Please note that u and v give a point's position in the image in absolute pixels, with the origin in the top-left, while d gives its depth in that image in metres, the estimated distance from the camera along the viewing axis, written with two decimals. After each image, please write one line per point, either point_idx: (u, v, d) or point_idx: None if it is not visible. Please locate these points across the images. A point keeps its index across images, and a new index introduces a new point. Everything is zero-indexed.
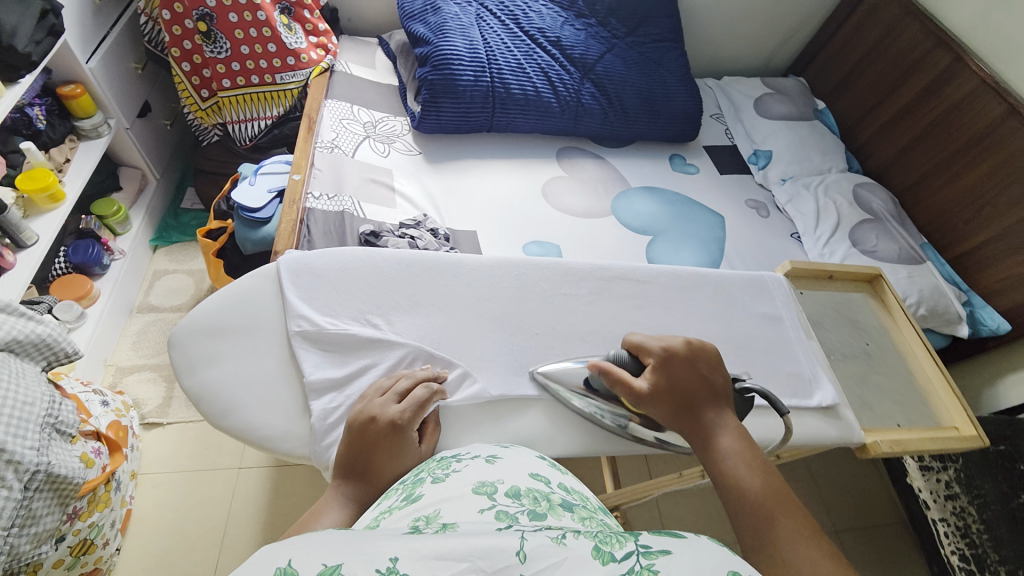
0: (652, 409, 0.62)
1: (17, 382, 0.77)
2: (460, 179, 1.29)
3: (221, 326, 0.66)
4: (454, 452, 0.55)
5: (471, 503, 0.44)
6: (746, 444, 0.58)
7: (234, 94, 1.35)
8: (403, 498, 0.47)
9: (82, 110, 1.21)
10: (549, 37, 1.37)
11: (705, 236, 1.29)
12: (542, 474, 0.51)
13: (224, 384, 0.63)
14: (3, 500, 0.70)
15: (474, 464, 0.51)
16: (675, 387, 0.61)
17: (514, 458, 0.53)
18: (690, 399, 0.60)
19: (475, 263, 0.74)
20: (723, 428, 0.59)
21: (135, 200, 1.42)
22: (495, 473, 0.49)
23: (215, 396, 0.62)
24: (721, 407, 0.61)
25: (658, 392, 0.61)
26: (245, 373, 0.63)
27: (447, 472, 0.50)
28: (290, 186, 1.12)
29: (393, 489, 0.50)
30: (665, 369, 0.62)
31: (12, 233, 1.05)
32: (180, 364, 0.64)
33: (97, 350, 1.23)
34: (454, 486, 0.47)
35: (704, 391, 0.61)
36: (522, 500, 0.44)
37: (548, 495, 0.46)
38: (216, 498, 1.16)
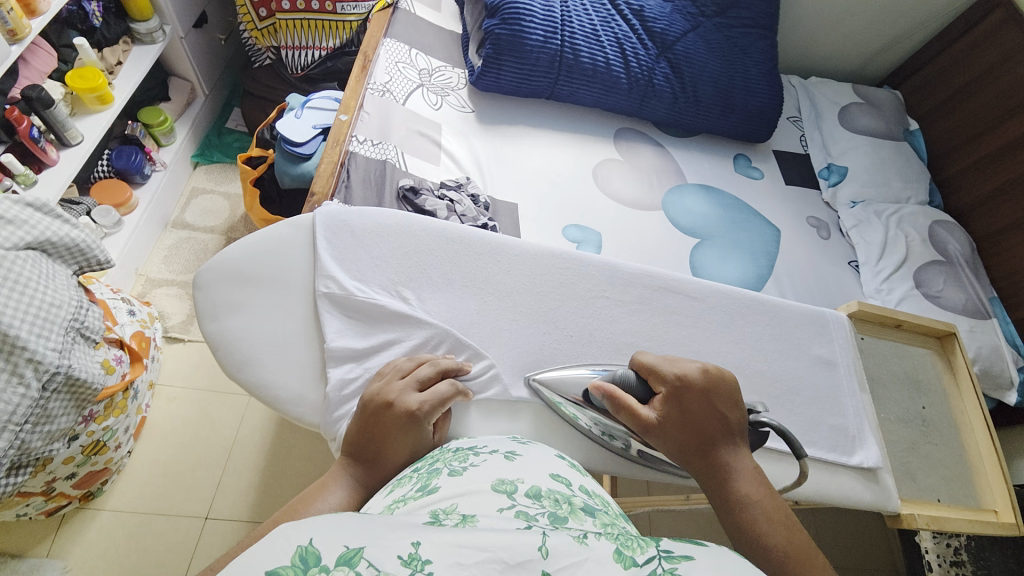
0: (659, 443, 0.57)
1: (46, 284, 0.77)
2: (511, 146, 1.22)
3: (248, 273, 0.63)
4: (471, 444, 0.51)
5: (490, 500, 0.39)
6: (767, 493, 0.54)
7: (292, 18, 1.30)
8: (418, 489, 0.43)
9: (139, 12, 1.18)
10: (631, 5, 1.26)
11: (754, 249, 1.20)
12: (564, 475, 0.45)
13: (245, 336, 0.61)
14: (21, 397, 0.72)
15: (493, 458, 0.46)
16: (687, 421, 0.56)
17: (532, 455, 0.48)
18: (704, 437, 0.56)
19: (516, 247, 0.70)
20: (740, 472, 0.55)
21: (181, 112, 1.40)
22: (515, 470, 0.44)
23: (234, 345, 0.61)
24: (738, 448, 0.56)
25: (667, 426, 0.56)
26: (266, 330, 0.62)
27: (465, 465, 0.45)
28: (336, 125, 1.08)
29: (406, 478, 0.47)
30: (677, 400, 0.57)
31: (58, 129, 1.03)
32: (203, 307, 0.62)
33: (129, 260, 1.25)
34: (472, 480, 0.43)
35: (720, 429, 0.56)
36: (542, 502, 0.40)
37: (569, 497, 0.42)
38: (225, 422, 1.19)
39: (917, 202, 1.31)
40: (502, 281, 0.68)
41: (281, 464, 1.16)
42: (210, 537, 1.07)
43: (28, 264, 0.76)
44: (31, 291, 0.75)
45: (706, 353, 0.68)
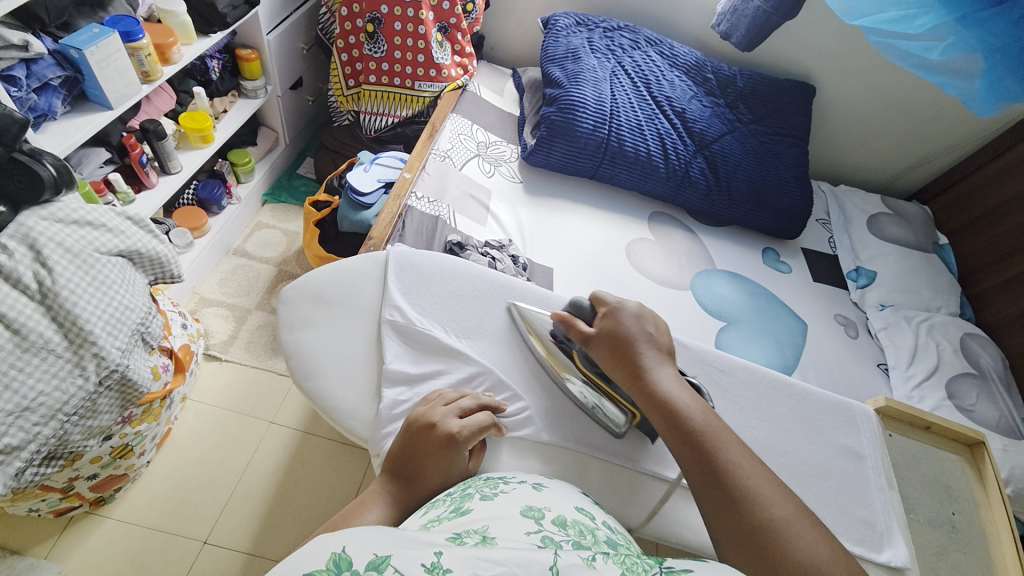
0: (596, 356, 0.64)
1: (126, 288, 0.86)
2: (552, 215, 1.32)
3: (323, 295, 0.70)
4: (503, 475, 0.53)
5: (518, 523, 0.41)
6: (693, 395, 0.59)
7: (375, 90, 1.49)
8: (452, 510, 0.46)
9: (250, 73, 1.37)
10: (674, 107, 1.40)
11: (780, 337, 1.22)
12: (588, 510, 0.48)
13: (313, 348, 0.67)
14: (77, 388, 0.78)
15: (521, 488, 0.49)
16: (620, 338, 0.63)
17: (558, 490, 0.50)
18: (631, 347, 0.62)
19: (557, 303, 0.75)
20: (659, 372, 0.61)
21: (263, 156, 1.57)
22: (543, 500, 0.46)
23: (304, 356, 0.66)
24: (663, 357, 0.63)
25: (604, 340, 0.63)
26: (334, 345, 0.67)
27: (496, 492, 0.48)
28: (400, 181, 1.21)
29: (440, 501, 0.49)
30: (611, 324, 0.65)
31: (162, 159, 1.18)
32: (283, 319, 0.69)
33: (190, 278, 1.35)
34: (503, 505, 0.45)
35: (647, 344, 0.63)
36: (567, 530, 0.42)
37: (593, 530, 0.43)
38: (243, 444, 1.21)
39: (947, 313, 1.33)
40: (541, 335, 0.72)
41: (288, 496, 1.16)
42: (207, 561, 1.06)
43: (116, 269, 0.85)
44: (113, 292, 0.83)
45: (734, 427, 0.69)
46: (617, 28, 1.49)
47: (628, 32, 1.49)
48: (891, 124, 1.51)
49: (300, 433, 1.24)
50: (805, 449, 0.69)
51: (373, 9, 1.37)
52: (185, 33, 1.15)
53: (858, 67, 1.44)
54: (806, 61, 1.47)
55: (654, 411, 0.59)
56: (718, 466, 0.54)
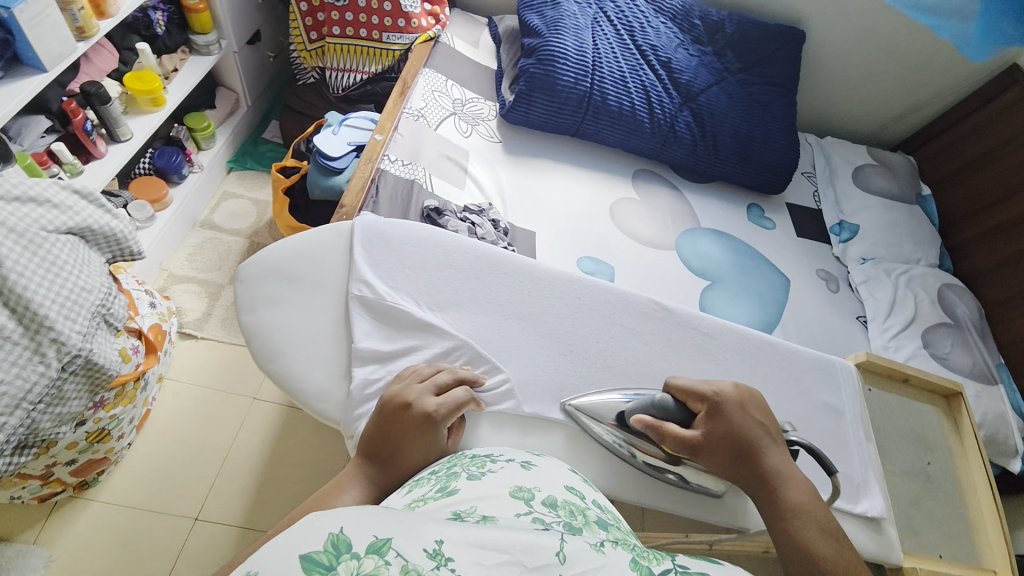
0: (706, 462, 0.59)
1: (82, 268, 0.80)
2: (534, 177, 1.27)
3: (284, 271, 0.66)
4: (488, 451, 0.52)
5: (509, 505, 0.41)
6: (815, 504, 0.56)
7: (340, 43, 1.38)
8: (438, 489, 0.45)
9: (200, 26, 1.26)
10: (659, 56, 1.33)
11: (763, 295, 1.22)
12: (578, 488, 0.47)
13: (276, 328, 0.63)
14: (39, 376, 0.74)
15: (510, 466, 0.48)
16: (732, 441, 0.58)
17: (547, 468, 0.50)
18: (749, 452, 0.58)
19: (538, 269, 0.72)
20: (787, 482, 0.57)
21: (223, 120, 1.47)
22: (532, 479, 0.46)
23: (267, 337, 0.63)
24: (784, 457, 0.59)
25: (715, 446, 0.58)
26: (298, 324, 0.64)
27: (483, 471, 0.47)
28: (370, 144, 1.14)
29: (425, 479, 0.48)
30: (715, 424, 0.59)
31: (110, 125, 1.08)
32: (242, 299, 0.65)
33: (156, 253, 1.29)
34: (491, 485, 0.44)
35: (764, 442, 0.59)
36: (558, 511, 0.41)
37: (584, 510, 0.43)
38: (227, 420, 1.19)
39: (927, 264, 1.34)
40: (521, 303, 0.69)
41: (277, 470, 1.16)
42: (199, 537, 1.06)
43: (67, 248, 0.79)
44: (66, 273, 0.77)
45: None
46: None
47: None
48: (881, 70, 1.47)
49: (285, 408, 1.23)
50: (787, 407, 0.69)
51: None
52: None
53: (850, 9, 1.37)
54: (796, 4, 1.39)
55: (776, 522, 0.56)
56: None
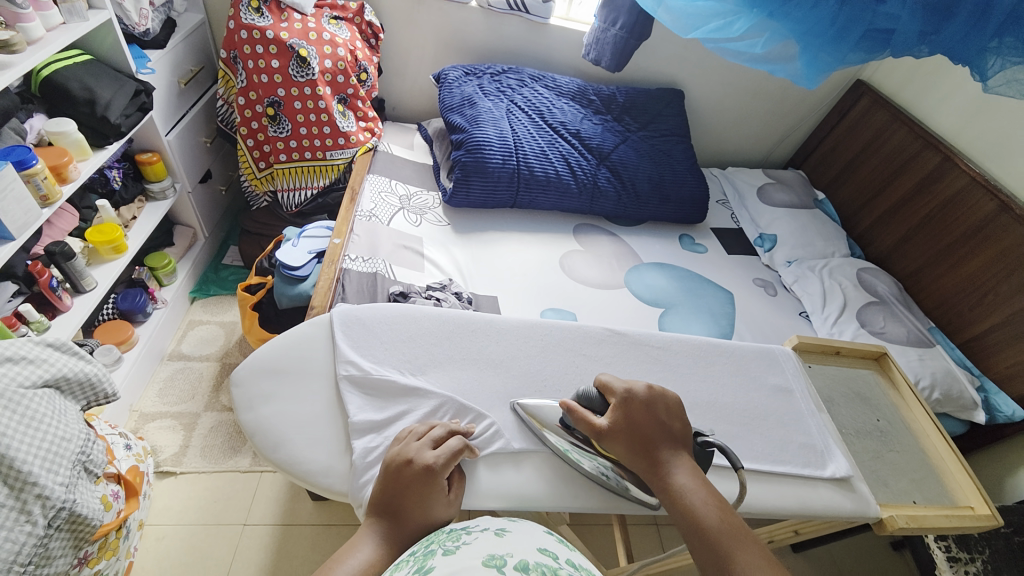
0: (612, 450, 0.63)
1: (59, 419, 0.81)
2: (486, 249, 1.39)
3: (275, 367, 0.71)
4: (464, 524, 0.56)
5: (482, 573, 0.43)
6: (708, 491, 0.59)
7: (288, 167, 1.49)
8: (414, 569, 0.47)
9: (155, 175, 1.35)
10: (569, 130, 1.54)
11: (712, 309, 1.35)
12: (552, 549, 0.50)
13: (276, 419, 0.67)
14: (26, 536, 0.72)
15: (484, 535, 0.52)
16: (634, 430, 0.62)
17: (522, 531, 0.53)
18: (648, 439, 0.62)
19: (501, 323, 0.80)
20: (680, 468, 0.61)
21: (183, 254, 1.53)
22: (505, 546, 0.49)
23: (268, 429, 0.66)
24: (679, 449, 0.63)
25: (618, 434, 0.62)
26: (295, 410, 0.68)
27: (458, 544, 0.50)
28: (330, 248, 1.23)
29: (403, 562, 0.50)
30: (620, 414, 0.64)
31: (75, 278, 1.13)
32: (239, 399, 0.68)
33: (127, 394, 1.28)
34: (466, 558, 0.47)
35: (663, 432, 0.63)
36: (531, 573, 0.44)
37: (557, 570, 0.46)
38: (219, 555, 1.13)
39: (842, 256, 1.52)
40: (494, 356, 0.76)
41: None
42: None
43: (45, 402, 0.80)
44: (46, 427, 0.78)
45: (683, 392, 0.76)
46: (504, 72, 1.62)
47: (514, 73, 1.62)
48: (753, 109, 1.75)
49: (280, 526, 1.19)
50: (744, 399, 0.77)
51: (271, 94, 1.39)
52: (80, 150, 1.10)
53: (713, 69, 1.67)
54: (669, 72, 1.68)
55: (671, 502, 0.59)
56: (719, 551, 0.54)
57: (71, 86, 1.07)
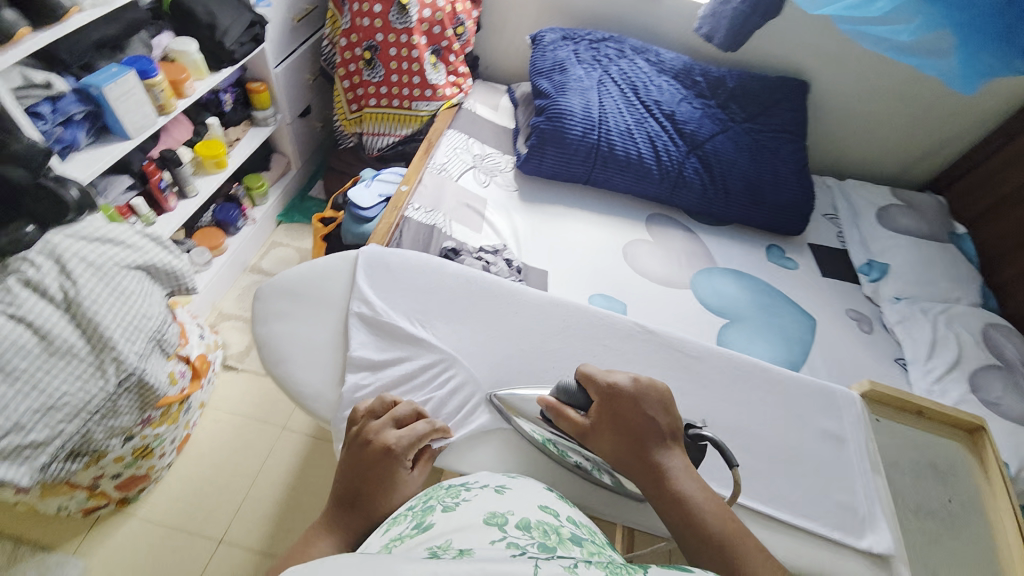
0: (598, 447, 0.61)
1: (144, 298, 0.92)
2: (548, 222, 1.34)
3: (296, 290, 0.76)
4: (463, 482, 0.56)
5: (483, 533, 0.42)
6: (701, 486, 0.58)
7: (376, 112, 1.56)
8: (415, 526, 0.48)
9: (260, 103, 1.47)
10: (664, 110, 1.41)
11: (786, 333, 1.19)
12: (553, 507, 0.50)
13: (284, 338, 0.72)
14: (99, 389, 0.84)
15: (483, 494, 0.51)
16: (620, 427, 0.60)
17: (520, 489, 0.53)
18: (636, 437, 0.59)
19: (524, 295, 0.80)
20: (672, 464, 0.58)
21: (276, 179, 1.67)
22: (505, 504, 0.48)
23: (275, 345, 0.72)
24: (672, 444, 0.60)
25: (604, 431, 0.61)
26: (302, 335, 0.73)
27: (457, 501, 0.50)
28: (397, 194, 1.26)
29: (402, 517, 0.51)
30: (605, 407, 0.62)
31: (181, 183, 1.28)
32: (256, 312, 0.74)
33: (209, 293, 1.44)
34: (466, 516, 0.46)
35: (651, 430, 0.60)
36: (532, 532, 0.43)
37: (558, 529, 0.45)
38: (257, 449, 1.26)
39: (969, 304, 1.26)
40: (508, 326, 0.76)
41: (297, 498, 1.20)
42: (219, 562, 1.10)
43: (134, 282, 0.91)
44: (133, 301, 0.90)
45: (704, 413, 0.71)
46: (603, 40, 1.52)
47: (614, 43, 1.51)
48: (894, 114, 1.47)
49: (311, 438, 1.29)
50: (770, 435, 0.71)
51: (370, 38, 1.44)
52: (197, 69, 1.21)
53: (851, 61, 1.42)
54: (796, 58, 1.46)
55: (665, 503, 0.57)
56: (721, 555, 0.53)
57: (196, 9, 1.18)
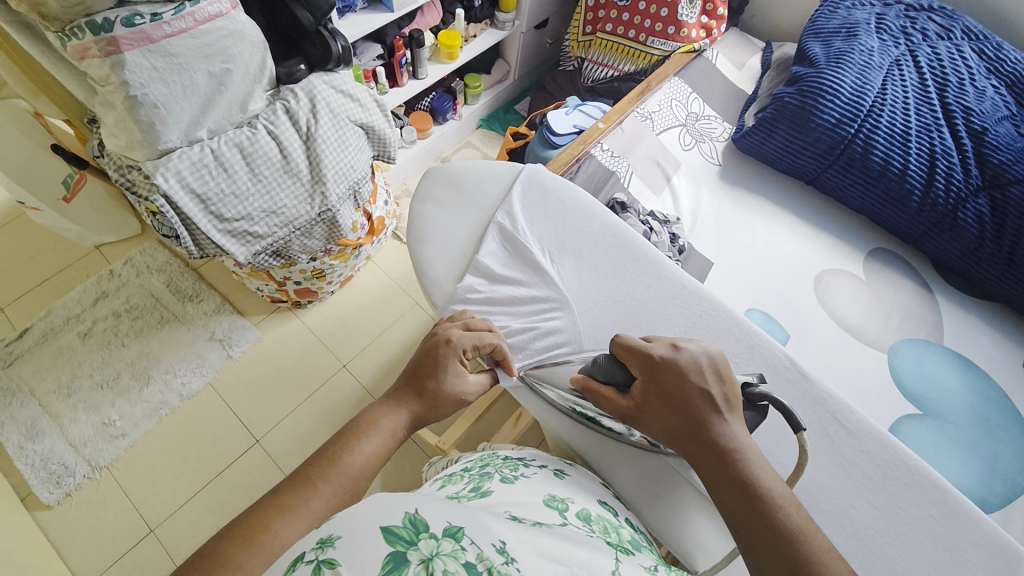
0: (645, 427, 0.56)
1: (356, 153, 1.10)
2: (738, 212, 1.16)
3: (458, 183, 0.82)
4: (520, 457, 0.63)
5: (552, 513, 0.50)
6: (766, 465, 0.51)
7: (608, 39, 1.48)
8: (472, 489, 0.54)
9: (506, 6, 1.51)
10: (972, 123, 1.04)
11: (997, 463, 0.88)
12: (607, 505, 0.58)
13: (433, 220, 0.79)
14: (306, 210, 1.06)
15: (542, 474, 0.58)
16: (666, 402, 0.55)
17: (576, 479, 0.60)
18: (684, 412, 0.54)
19: (666, 270, 0.74)
20: (733, 439, 0.52)
21: (492, 84, 1.75)
22: (564, 491, 0.56)
23: (425, 223, 0.79)
24: (730, 421, 0.54)
25: (649, 409, 0.55)
26: (448, 224, 0.79)
27: (515, 475, 0.57)
28: (591, 129, 1.21)
29: (457, 476, 0.59)
30: (647, 378, 0.56)
31: (415, 65, 1.42)
32: (420, 189, 0.82)
33: (404, 168, 1.64)
34: (529, 492, 0.53)
35: (701, 407, 0.54)
36: (593, 524, 0.51)
37: (613, 528, 0.53)
38: (391, 310, 1.48)
39: None
40: (639, 298, 0.72)
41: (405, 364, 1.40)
42: (337, 379, 1.37)
43: (354, 137, 1.09)
44: (348, 152, 1.08)
45: (813, 493, 0.62)
46: (926, 10, 1.18)
47: (940, 17, 1.17)
48: None
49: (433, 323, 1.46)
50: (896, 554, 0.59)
51: None
52: None
53: None
54: None
55: (723, 489, 0.51)
56: (785, 536, 0.46)
57: None
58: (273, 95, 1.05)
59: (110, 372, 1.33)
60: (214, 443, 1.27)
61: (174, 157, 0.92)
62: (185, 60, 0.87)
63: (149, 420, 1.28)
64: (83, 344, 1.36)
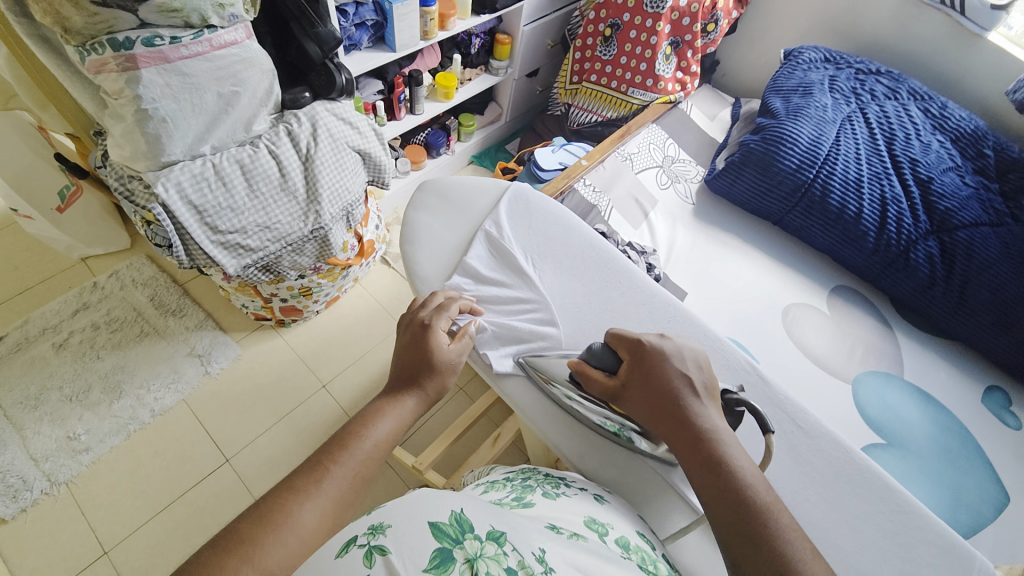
0: (630, 409, 0.61)
1: (352, 176, 1.16)
2: (710, 246, 1.24)
3: (449, 194, 0.87)
4: (561, 476, 0.64)
5: (590, 533, 0.51)
6: (741, 450, 0.56)
7: (592, 88, 1.60)
8: (515, 499, 0.56)
9: (500, 55, 1.64)
10: (918, 173, 1.15)
11: (955, 488, 0.92)
12: (646, 537, 0.57)
13: (424, 227, 0.84)
14: (299, 228, 1.10)
15: (583, 495, 0.59)
16: (651, 387, 0.60)
17: (616, 505, 0.60)
18: (667, 396, 0.59)
19: (641, 284, 0.78)
20: (709, 423, 0.57)
21: (485, 124, 1.87)
22: (606, 516, 0.56)
23: (416, 228, 0.84)
24: (706, 406, 0.59)
25: (634, 392, 0.60)
26: (439, 232, 0.83)
27: (556, 492, 0.58)
28: (575, 165, 1.29)
29: (499, 485, 0.62)
30: (635, 365, 0.62)
31: (413, 102, 1.52)
32: (414, 199, 0.87)
33: (397, 196, 1.70)
34: (571, 510, 0.55)
35: (681, 392, 0.59)
36: (629, 552, 0.51)
37: (652, 561, 0.52)
38: (376, 331, 1.50)
39: None
40: (615, 311, 0.75)
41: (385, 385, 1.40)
42: (316, 400, 1.36)
43: (352, 161, 1.16)
44: (344, 175, 1.14)
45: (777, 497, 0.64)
46: (874, 73, 1.32)
47: (887, 79, 1.30)
48: None
49: None
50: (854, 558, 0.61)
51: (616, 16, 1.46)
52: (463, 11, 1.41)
53: None
54: None
55: (697, 467, 0.55)
56: (754, 511, 0.51)
57: None
58: (276, 118, 1.11)
59: (81, 385, 1.30)
60: (181, 462, 1.23)
61: (175, 170, 0.96)
62: (199, 81, 0.93)
63: (116, 436, 1.24)
64: (57, 355, 1.33)
